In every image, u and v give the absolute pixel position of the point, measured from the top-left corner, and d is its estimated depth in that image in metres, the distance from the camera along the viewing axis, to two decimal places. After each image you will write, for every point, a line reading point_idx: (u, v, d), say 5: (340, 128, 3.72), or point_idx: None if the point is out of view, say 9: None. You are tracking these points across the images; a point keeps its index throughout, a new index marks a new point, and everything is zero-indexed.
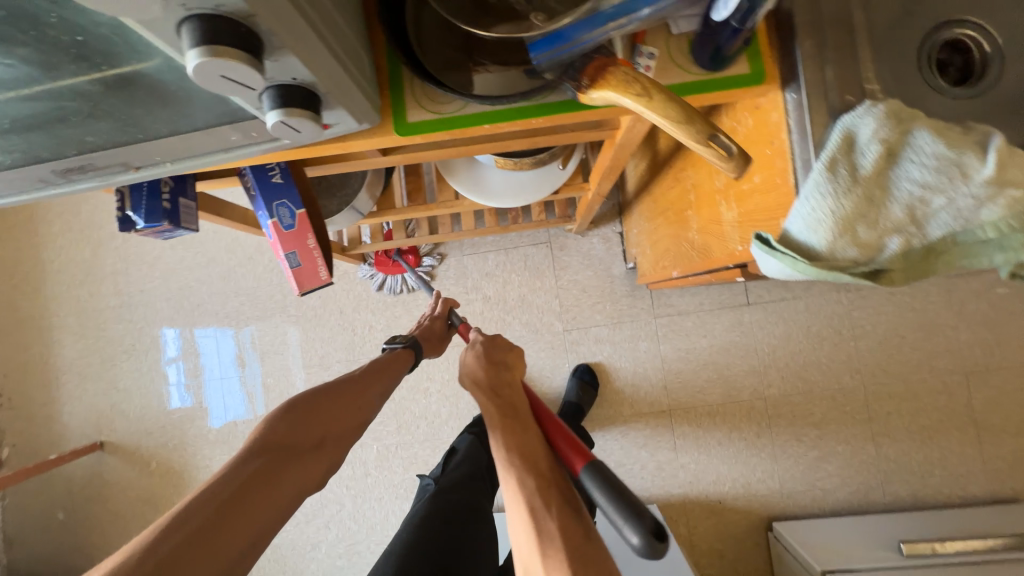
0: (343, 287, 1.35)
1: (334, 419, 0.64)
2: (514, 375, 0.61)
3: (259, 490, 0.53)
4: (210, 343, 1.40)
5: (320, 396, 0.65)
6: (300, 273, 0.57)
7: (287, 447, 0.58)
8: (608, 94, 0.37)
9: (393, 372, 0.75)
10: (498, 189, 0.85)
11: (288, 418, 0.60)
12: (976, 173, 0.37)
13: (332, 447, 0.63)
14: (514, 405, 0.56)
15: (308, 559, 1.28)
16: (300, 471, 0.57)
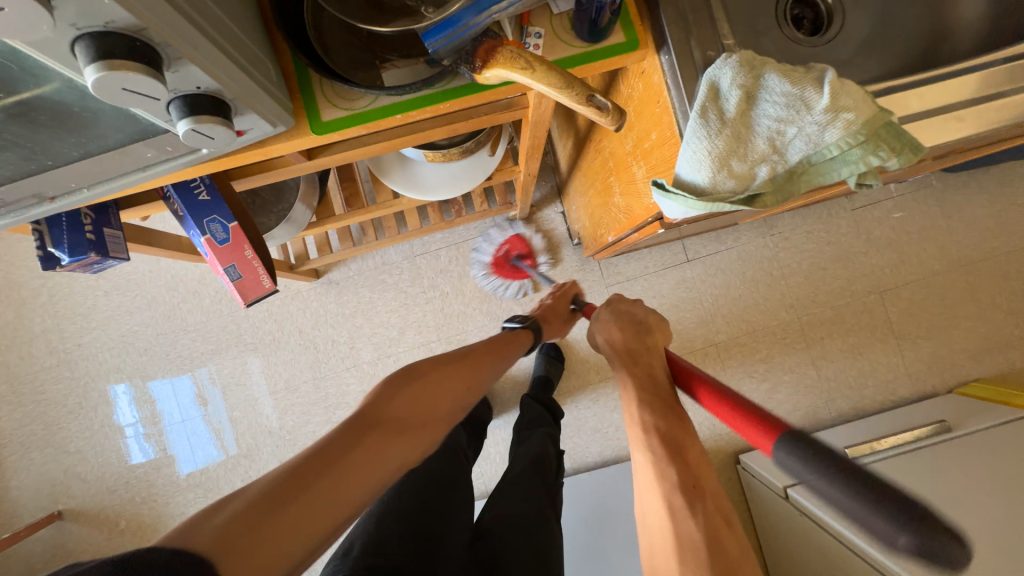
0: (298, 306, 1.34)
1: (447, 391, 0.63)
2: (656, 344, 0.65)
3: (366, 453, 0.51)
4: (167, 386, 1.35)
5: (437, 367, 0.64)
6: (242, 285, 0.57)
7: (403, 420, 0.57)
8: (497, 71, 0.41)
9: (502, 354, 0.73)
10: (434, 182, 0.88)
11: (406, 388, 0.59)
12: (817, 103, 0.44)
13: (441, 418, 0.61)
14: (653, 384, 0.59)
15: None
16: (411, 443, 0.56)
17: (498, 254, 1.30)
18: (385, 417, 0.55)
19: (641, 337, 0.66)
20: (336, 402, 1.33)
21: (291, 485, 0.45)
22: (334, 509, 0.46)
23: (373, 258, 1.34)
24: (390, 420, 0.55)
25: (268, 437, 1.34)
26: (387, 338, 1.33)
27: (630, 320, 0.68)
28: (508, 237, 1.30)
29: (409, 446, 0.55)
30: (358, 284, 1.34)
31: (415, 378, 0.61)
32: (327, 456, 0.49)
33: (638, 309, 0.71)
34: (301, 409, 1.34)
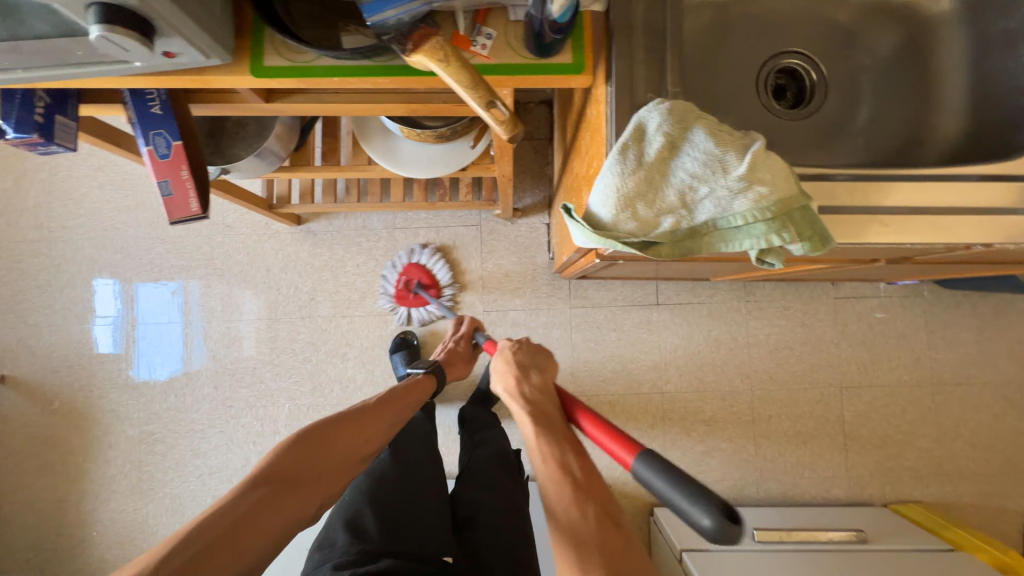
0: (273, 246, 1.37)
1: (350, 441, 0.68)
2: (548, 381, 0.65)
3: (265, 512, 0.56)
4: (156, 297, 1.39)
5: (335, 423, 0.68)
6: (170, 202, 0.59)
7: (301, 474, 0.61)
8: (424, 59, 0.42)
9: (410, 403, 0.81)
10: (407, 160, 0.89)
11: (303, 446, 0.63)
12: (734, 169, 0.44)
13: (348, 467, 0.67)
14: (541, 417, 0.59)
15: None
16: (314, 494, 0.62)
17: (399, 286, 1.31)
18: (271, 476, 0.59)
19: (529, 378, 0.65)
20: (283, 346, 1.36)
21: (175, 556, 0.48)
22: (232, 563, 0.51)
23: (355, 220, 1.37)
24: (278, 477, 0.59)
25: (211, 361, 1.37)
26: (347, 300, 1.36)
27: (532, 357, 0.69)
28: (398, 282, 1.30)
29: (304, 500, 0.60)
30: (334, 240, 1.37)
31: (317, 433, 0.66)
32: (228, 517, 0.53)
33: (516, 350, 0.70)
34: (249, 344, 1.37)
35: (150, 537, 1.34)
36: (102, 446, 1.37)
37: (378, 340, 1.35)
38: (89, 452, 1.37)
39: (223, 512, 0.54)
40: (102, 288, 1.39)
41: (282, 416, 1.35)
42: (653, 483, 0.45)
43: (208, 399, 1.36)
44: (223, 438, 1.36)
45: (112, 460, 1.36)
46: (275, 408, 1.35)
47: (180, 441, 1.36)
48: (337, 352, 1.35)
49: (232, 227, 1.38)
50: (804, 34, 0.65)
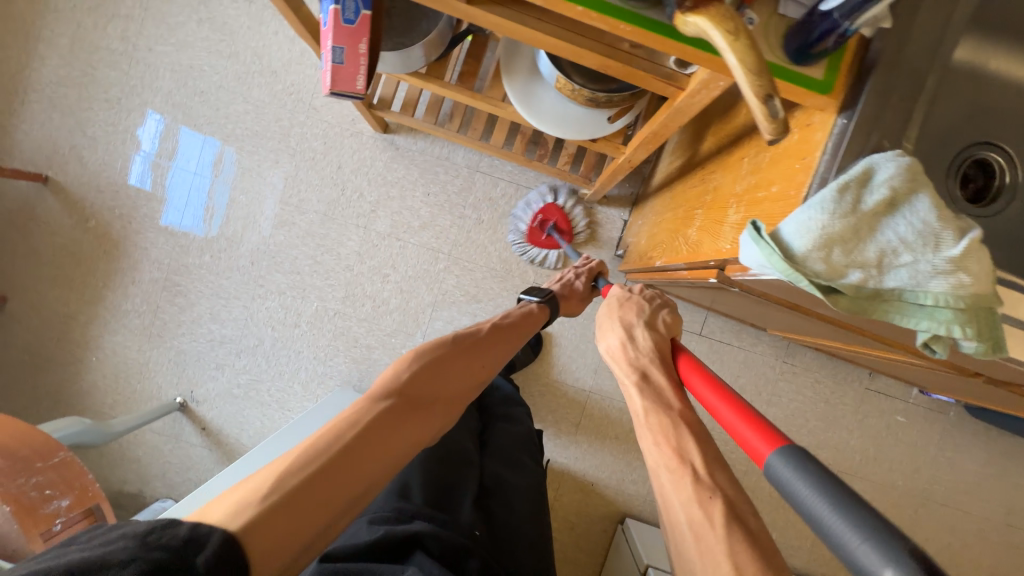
0: (352, 145, 1.33)
1: (463, 369, 0.72)
2: (662, 349, 0.65)
3: (393, 426, 0.58)
4: (192, 148, 1.34)
5: (450, 350, 0.72)
6: (338, 71, 0.56)
7: (419, 394, 0.64)
8: (705, 31, 0.39)
9: (504, 347, 0.80)
10: (545, 112, 0.86)
11: (423, 366, 0.67)
12: (946, 248, 0.42)
13: (448, 397, 0.68)
14: (657, 392, 0.58)
15: (207, 378, 1.36)
16: (430, 414, 0.64)
17: (534, 222, 1.27)
18: (386, 396, 0.60)
19: (635, 340, 0.66)
20: (329, 246, 1.34)
21: (313, 460, 0.49)
22: (370, 468, 0.53)
23: (441, 147, 1.32)
24: (392, 397, 0.61)
25: (254, 236, 1.35)
26: (406, 224, 1.33)
27: (643, 318, 0.69)
28: (535, 211, 1.26)
29: (415, 416, 0.62)
30: (414, 161, 1.33)
31: (443, 356, 0.70)
32: (362, 427, 0.55)
33: (633, 297, 0.74)
34: (295, 232, 1.34)
35: (146, 380, 1.36)
36: (124, 279, 1.36)
37: (423, 273, 1.34)
38: (110, 280, 1.36)
39: (355, 422, 0.55)
40: (151, 123, 1.34)
41: (307, 312, 1.34)
42: (792, 485, 0.37)
43: (241, 273, 1.35)
44: (243, 314, 1.35)
45: (130, 296, 1.36)
46: (303, 304, 1.34)
47: (202, 301, 1.35)
48: (380, 270, 1.34)
49: (318, 111, 1.33)
50: (1012, 134, 0.62)
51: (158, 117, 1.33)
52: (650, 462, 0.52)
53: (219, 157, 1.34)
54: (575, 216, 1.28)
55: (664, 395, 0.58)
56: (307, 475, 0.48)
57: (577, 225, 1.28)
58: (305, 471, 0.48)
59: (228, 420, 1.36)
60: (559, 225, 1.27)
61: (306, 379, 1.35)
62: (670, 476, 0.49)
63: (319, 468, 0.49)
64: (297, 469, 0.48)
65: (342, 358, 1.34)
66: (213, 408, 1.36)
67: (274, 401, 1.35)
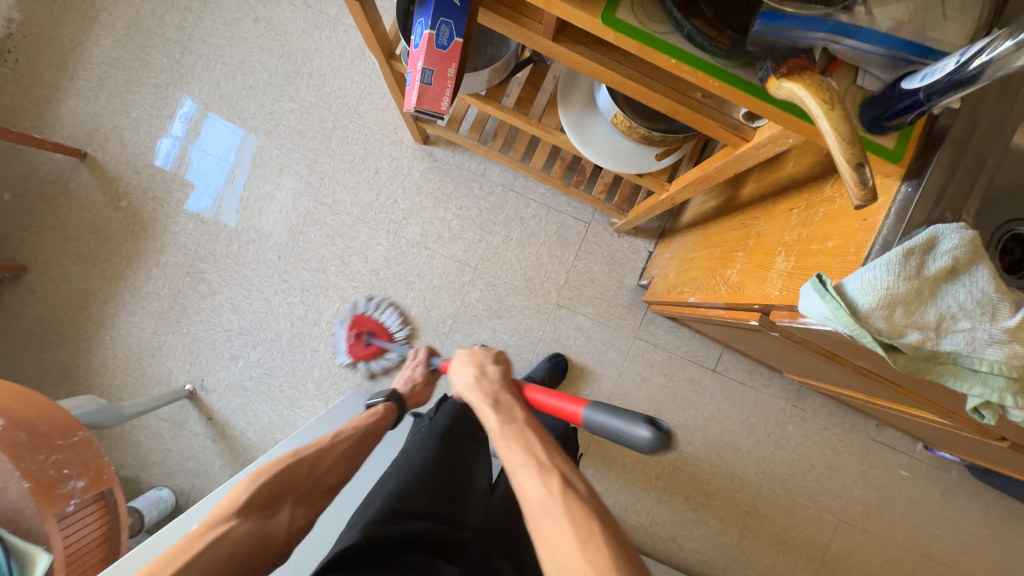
0: (390, 152, 1.35)
1: (329, 459, 0.77)
2: (501, 376, 0.73)
3: (217, 560, 0.61)
4: (219, 135, 1.36)
5: (316, 448, 0.77)
6: (425, 91, 0.60)
7: (272, 494, 0.70)
8: (800, 99, 0.43)
9: (375, 431, 0.86)
10: (597, 143, 0.89)
11: (270, 474, 0.72)
12: (1003, 319, 0.44)
13: (308, 481, 0.74)
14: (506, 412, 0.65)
15: (219, 368, 1.35)
16: (290, 508, 0.71)
17: (351, 338, 1.32)
18: (242, 506, 0.67)
19: (486, 372, 0.73)
20: (357, 249, 1.35)
21: None
22: None
23: (477, 164, 1.35)
24: (242, 508, 0.67)
25: (284, 231, 1.36)
26: (435, 234, 1.35)
27: (490, 365, 0.75)
28: (347, 325, 1.34)
29: (262, 533, 0.67)
30: (450, 175, 1.35)
31: (311, 449, 0.77)
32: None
33: (475, 353, 0.79)
34: (325, 231, 1.36)
35: (157, 364, 1.35)
36: (148, 260, 1.36)
37: (447, 284, 1.35)
38: (134, 260, 1.36)
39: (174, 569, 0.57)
40: (183, 111, 1.36)
41: (327, 312, 1.35)
42: (600, 421, 0.59)
43: (266, 266, 1.36)
44: (264, 307, 1.35)
45: (152, 278, 1.36)
46: (325, 303, 1.35)
47: (224, 290, 1.36)
48: (405, 277, 1.35)
49: (361, 117, 1.36)
50: None
51: (191, 105, 1.36)
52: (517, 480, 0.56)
53: (241, 147, 1.37)
54: (381, 314, 1.33)
55: (505, 412, 0.65)
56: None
57: (396, 328, 1.33)
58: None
59: (235, 412, 1.34)
60: (377, 334, 1.32)
61: (319, 378, 1.34)
62: (527, 479, 0.55)
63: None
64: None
65: (358, 361, 1.34)
66: (221, 398, 1.35)
67: (284, 397, 1.34)
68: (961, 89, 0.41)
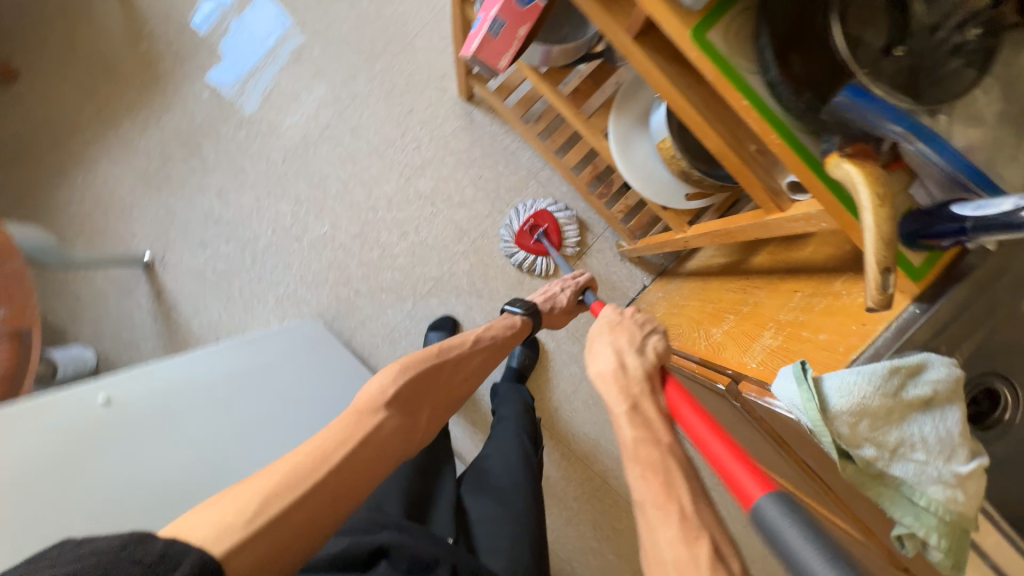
0: (431, 98, 1.30)
1: (446, 381, 0.79)
2: (646, 366, 0.61)
3: (367, 452, 0.63)
4: (263, 18, 1.29)
5: (432, 364, 0.77)
6: (487, 42, 0.58)
7: (405, 400, 0.71)
8: (855, 185, 0.41)
9: (494, 353, 0.87)
10: (636, 161, 0.87)
11: (403, 376, 0.72)
12: (956, 463, 0.45)
13: (433, 390, 0.77)
14: (643, 423, 0.53)
15: (185, 249, 1.29)
16: (423, 418, 0.74)
17: (524, 226, 1.28)
18: (387, 404, 0.69)
19: (627, 359, 0.62)
20: (365, 180, 1.30)
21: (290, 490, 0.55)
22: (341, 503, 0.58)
23: (512, 141, 1.32)
24: (388, 410, 0.68)
25: (298, 136, 1.30)
26: (446, 194, 1.31)
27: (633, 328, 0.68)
28: (528, 210, 1.28)
29: (402, 436, 0.69)
30: (481, 141, 1.31)
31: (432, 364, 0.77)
32: (343, 464, 0.60)
33: (624, 319, 0.69)
34: (338, 151, 1.30)
35: (124, 222, 1.28)
36: (149, 115, 1.28)
37: (441, 247, 1.31)
38: (134, 109, 1.28)
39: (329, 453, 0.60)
40: None
41: (313, 231, 1.30)
42: (782, 530, 0.38)
43: (268, 165, 1.30)
44: (251, 204, 1.30)
45: (147, 134, 1.28)
46: (315, 221, 1.30)
47: (216, 173, 1.29)
48: (402, 225, 1.31)
49: (413, 52, 1.30)
50: None
51: None
52: (645, 504, 0.46)
53: (280, 40, 1.29)
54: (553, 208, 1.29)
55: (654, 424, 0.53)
56: (306, 485, 0.56)
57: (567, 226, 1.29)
58: (313, 484, 0.56)
59: (188, 297, 1.29)
60: (551, 231, 1.27)
61: (283, 293, 1.30)
62: (661, 516, 0.45)
63: (316, 481, 0.57)
64: (292, 492, 0.55)
65: (328, 290, 1.30)
66: (178, 279, 1.29)
67: (241, 300, 1.29)
68: (1005, 231, 0.40)
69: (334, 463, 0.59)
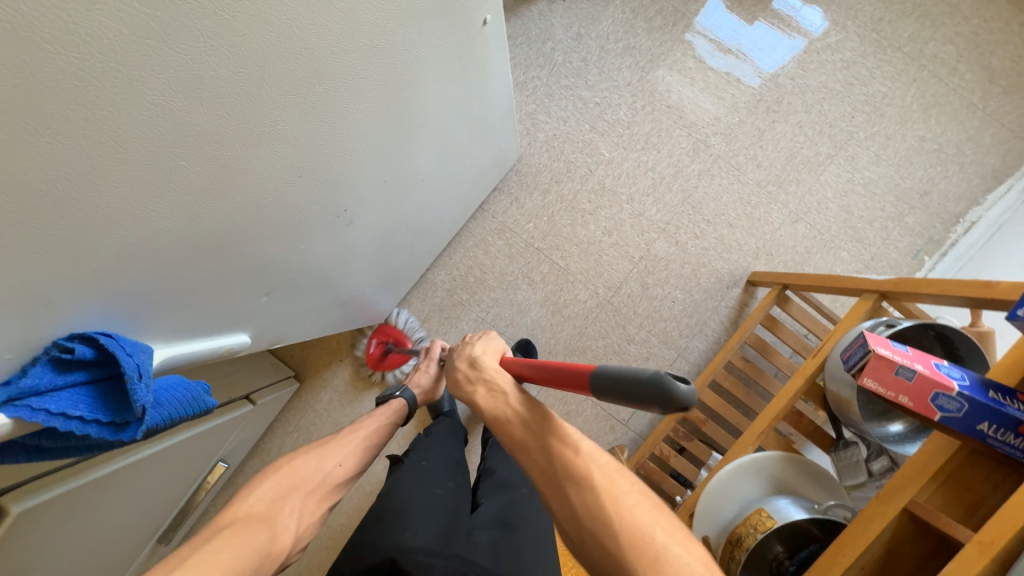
0: (745, 244, 1.28)
1: (304, 463, 0.65)
2: (490, 354, 0.65)
3: (230, 543, 0.50)
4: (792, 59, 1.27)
5: (301, 457, 0.66)
6: (881, 364, 0.56)
7: (258, 513, 0.56)
8: None
9: (381, 435, 0.78)
10: (737, 481, 0.85)
11: (268, 483, 0.61)
12: None
13: (318, 480, 0.65)
14: (497, 419, 0.57)
15: (564, 18, 1.29)
16: (296, 503, 0.61)
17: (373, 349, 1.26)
18: (255, 505, 0.57)
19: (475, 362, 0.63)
20: (655, 187, 1.29)
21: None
22: None
23: (712, 328, 1.29)
24: (251, 517, 0.55)
25: (690, 115, 1.29)
26: (651, 269, 1.29)
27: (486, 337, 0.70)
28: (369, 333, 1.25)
29: (272, 529, 0.56)
30: (708, 299, 1.29)
31: (289, 477, 0.62)
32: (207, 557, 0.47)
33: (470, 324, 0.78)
34: (680, 157, 1.29)
35: None
36: None
37: (597, 269, 1.30)
38: None
39: (196, 554, 0.47)
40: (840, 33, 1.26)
41: (597, 142, 1.30)
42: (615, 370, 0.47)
43: (661, 90, 1.29)
44: (617, 77, 1.29)
45: None
46: (610, 142, 1.30)
47: (643, 39, 1.28)
48: (616, 229, 1.30)
49: (790, 221, 1.27)
50: None
51: (845, 44, 1.26)
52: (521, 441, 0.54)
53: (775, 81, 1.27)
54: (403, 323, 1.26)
55: (499, 385, 0.59)
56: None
57: (417, 337, 1.27)
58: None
59: (522, 27, 1.29)
60: (402, 343, 1.26)
61: (532, 119, 1.30)
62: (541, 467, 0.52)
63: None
64: None
65: (542, 163, 1.30)
66: (537, 14, 1.29)
67: (521, 79, 1.30)
68: None
69: (172, 575, 0.44)
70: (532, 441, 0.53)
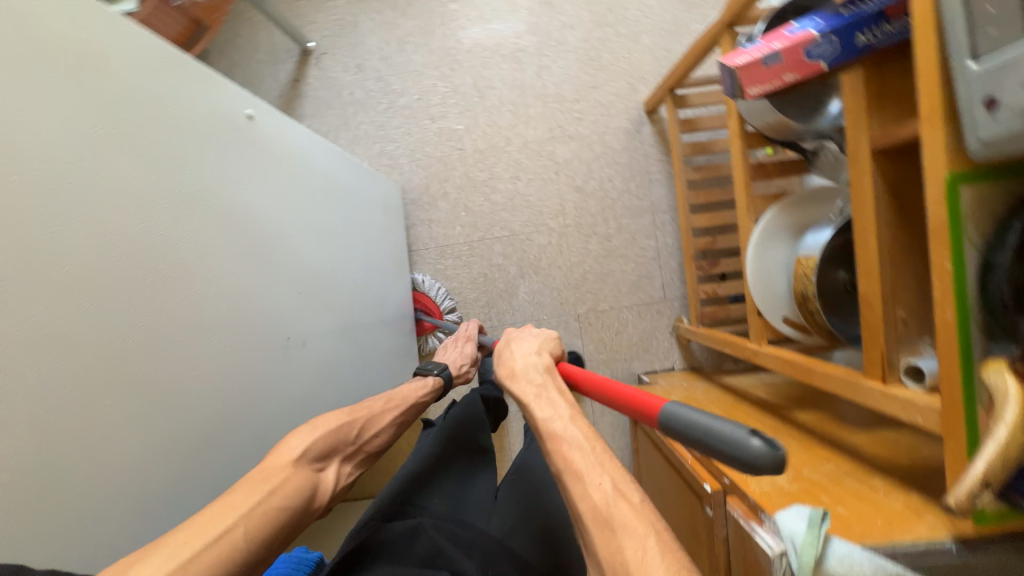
0: (619, 89, 1.30)
1: (336, 420, 0.65)
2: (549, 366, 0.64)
3: (274, 495, 0.52)
4: None
5: (333, 417, 0.65)
6: (756, 68, 0.61)
7: (309, 465, 0.58)
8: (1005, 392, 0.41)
9: (417, 406, 0.79)
10: (767, 257, 0.86)
11: (305, 435, 0.60)
12: None
13: (354, 445, 0.66)
14: (549, 427, 0.53)
15: (340, 62, 1.33)
16: (338, 461, 0.63)
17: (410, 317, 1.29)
18: (300, 460, 0.57)
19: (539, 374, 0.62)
20: (517, 113, 1.31)
21: (197, 530, 0.45)
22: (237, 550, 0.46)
23: (657, 170, 1.30)
24: (299, 465, 0.57)
25: (491, 40, 1.31)
26: (572, 174, 1.31)
27: (541, 345, 0.69)
28: None
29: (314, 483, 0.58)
30: (633, 153, 1.30)
31: (341, 438, 0.63)
32: (253, 513, 0.49)
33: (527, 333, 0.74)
34: (514, 76, 1.31)
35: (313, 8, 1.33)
36: None
37: (535, 211, 1.32)
38: None
39: (248, 508, 0.49)
40: None
41: (445, 124, 1.32)
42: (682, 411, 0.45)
43: (453, 44, 1.32)
44: (414, 66, 1.32)
45: None
46: (454, 115, 1.32)
47: (407, 22, 1.32)
48: (519, 170, 1.32)
49: (635, 42, 1.29)
50: None
51: None
52: (577, 465, 0.48)
53: None
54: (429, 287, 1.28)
55: (557, 402, 0.56)
56: (218, 521, 0.46)
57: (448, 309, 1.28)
58: (228, 538, 0.46)
59: (317, 99, 1.33)
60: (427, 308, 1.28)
61: (387, 154, 1.33)
62: (586, 464, 0.48)
63: (223, 526, 0.46)
64: (185, 543, 0.43)
65: (423, 178, 1.33)
66: (319, 79, 1.33)
67: (351, 134, 1.33)
68: None
69: (235, 521, 0.47)
70: (580, 453, 0.49)
